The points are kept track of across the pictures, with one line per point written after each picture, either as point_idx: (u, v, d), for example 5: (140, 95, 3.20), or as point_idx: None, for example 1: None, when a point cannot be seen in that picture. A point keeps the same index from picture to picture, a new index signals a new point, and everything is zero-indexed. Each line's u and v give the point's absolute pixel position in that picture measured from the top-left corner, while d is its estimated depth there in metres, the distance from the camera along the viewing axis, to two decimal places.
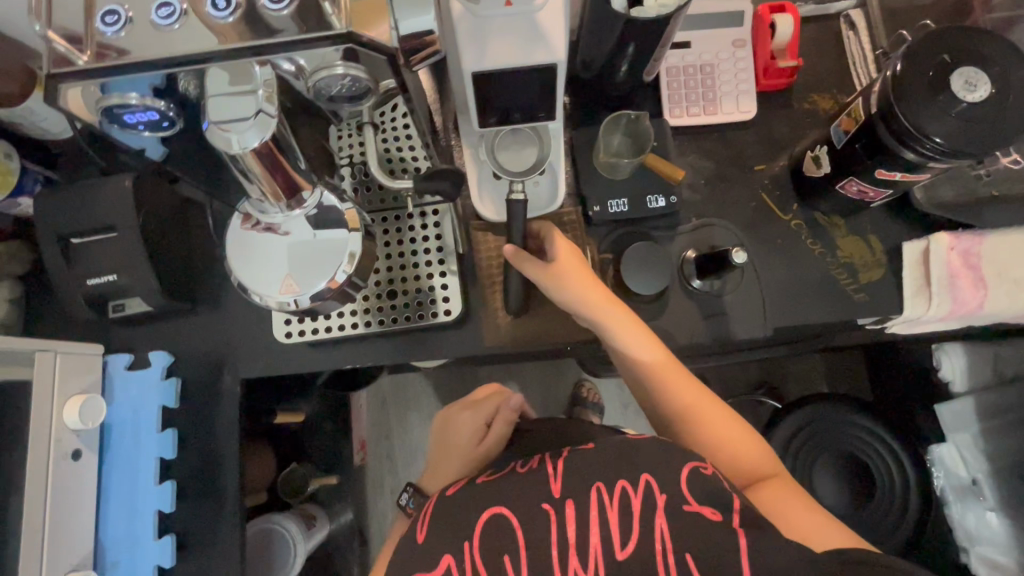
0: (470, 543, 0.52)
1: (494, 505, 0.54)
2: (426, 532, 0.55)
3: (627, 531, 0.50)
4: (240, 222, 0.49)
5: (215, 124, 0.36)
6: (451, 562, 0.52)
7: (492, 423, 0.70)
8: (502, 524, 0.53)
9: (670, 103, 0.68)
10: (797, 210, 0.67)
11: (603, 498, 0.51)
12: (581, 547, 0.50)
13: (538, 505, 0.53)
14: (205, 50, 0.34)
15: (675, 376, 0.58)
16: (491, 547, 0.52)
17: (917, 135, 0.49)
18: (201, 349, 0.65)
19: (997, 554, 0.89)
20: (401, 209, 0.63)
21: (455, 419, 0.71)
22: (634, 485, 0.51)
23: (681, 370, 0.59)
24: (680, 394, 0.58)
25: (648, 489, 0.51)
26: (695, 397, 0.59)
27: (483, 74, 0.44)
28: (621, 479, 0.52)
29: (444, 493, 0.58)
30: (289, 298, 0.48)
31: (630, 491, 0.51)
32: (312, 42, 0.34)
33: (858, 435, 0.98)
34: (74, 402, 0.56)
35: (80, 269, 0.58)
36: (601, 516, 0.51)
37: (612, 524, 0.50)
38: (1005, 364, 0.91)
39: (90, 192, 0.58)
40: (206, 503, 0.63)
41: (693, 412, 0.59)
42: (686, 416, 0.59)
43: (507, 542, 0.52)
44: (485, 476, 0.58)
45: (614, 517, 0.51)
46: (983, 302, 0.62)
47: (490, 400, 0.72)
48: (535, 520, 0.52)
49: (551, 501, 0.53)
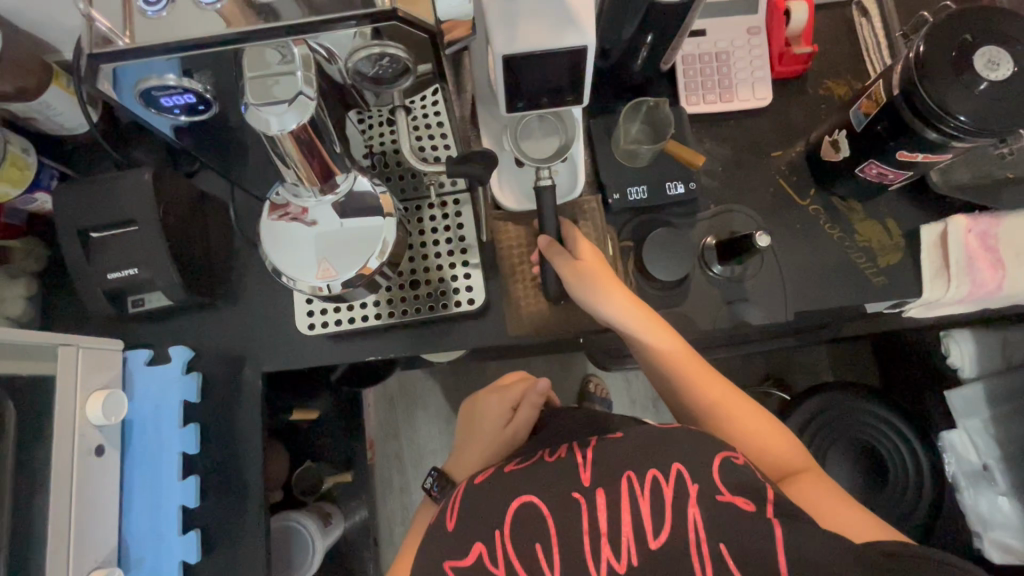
0: (500, 532, 0.52)
1: (523, 494, 0.53)
2: (455, 520, 0.55)
3: (660, 521, 0.49)
4: (268, 212, 0.49)
5: (254, 106, 0.36)
6: (483, 550, 0.52)
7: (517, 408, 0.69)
8: (532, 513, 0.52)
9: (687, 91, 0.68)
10: (814, 195, 0.67)
11: (635, 488, 0.51)
12: (613, 537, 0.50)
13: (567, 493, 0.52)
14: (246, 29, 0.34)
15: (697, 370, 0.59)
16: (523, 535, 0.51)
17: (942, 114, 0.49)
18: (222, 344, 0.65)
19: (1009, 538, 0.90)
20: (422, 200, 0.63)
21: (482, 402, 0.71)
22: (664, 473, 0.51)
23: (704, 366, 0.60)
24: (701, 388, 0.59)
25: (681, 479, 0.50)
26: (718, 391, 0.59)
27: (516, 57, 0.44)
28: (654, 469, 0.51)
29: (471, 482, 0.57)
30: (324, 282, 0.48)
31: (662, 481, 0.50)
32: (346, 20, 0.34)
33: (871, 423, 0.99)
34: (96, 397, 0.55)
35: (101, 264, 0.58)
36: (632, 506, 0.50)
37: (644, 514, 0.50)
38: (1015, 349, 0.91)
39: (110, 186, 0.57)
40: (230, 498, 0.63)
41: (718, 410, 0.59)
42: (713, 412, 0.59)
43: (539, 529, 0.51)
44: (513, 463, 0.57)
45: (645, 506, 0.50)
46: (1001, 285, 0.63)
47: (518, 384, 0.71)
48: (566, 509, 0.51)
49: (580, 490, 0.52)
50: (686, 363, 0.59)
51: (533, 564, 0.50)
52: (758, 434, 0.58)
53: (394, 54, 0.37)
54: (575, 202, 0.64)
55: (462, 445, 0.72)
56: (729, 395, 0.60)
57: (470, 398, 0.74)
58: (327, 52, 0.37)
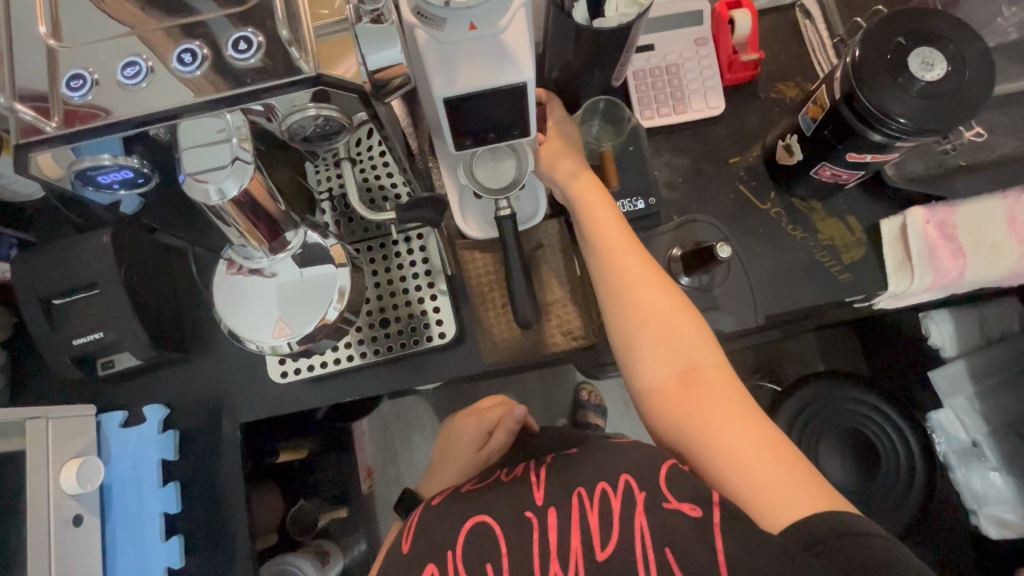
0: (453, 552, 0.53)
1: (478, 513, 0.55)
2: (409, 543, 0.56)
3: (608, 531, 0.50)
4: (224, 268, 0.49)
5: (192, 175, 0.37)
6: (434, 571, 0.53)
7: (492, 433, 0.72)
8: (487, 532, 0.53)
9: (640, 106, 0.69)
10: (775, 198, 0.68)
11: (585, 503, 0.51)
12: (562, 552, 0.50)
13: (519, 514, 0.53)
14: (173, 106, 0.34)
15: (657, 308, 0.53)
16: (474, 557, 0.52)
17: (884, 117, 0.50)
18: (197, 397, 0.64)
19: (1005, 512, 0.91)
20: (386, 237, 0.62)
21: (459, 424, 0.74)
22: (612, 485, 0.51)
23: (686, 317, 0.53)
24: (660, 335, 0.52)
25: (629, 488, 0.50)
26: (686, 343, 0.52)
27: (456, 98, 0.44)
28: (602, 482, 0.52)
29: (429, 503, 0.59)
30: (283, 341, 0.48)
31: (610, 494, 0.51)
32: (279, 88, 0.34)
33: (859, 411, 0.99)
34: (70, 466, 0.55)
35: (66, 331, 0.57)
36: (582, 520, 0.51)
37: (593, 526, 0.50)
38: (991, 324, 0.93)
39: (69, 251, 0.57)
40: (218, 553, 0.62)
41: (679, 357, 0.52)
42: (666, 372, 0.52)
43: (489, 547, 0.52)
44: (469, 485, 0.60)
45: (594, 520, 0.50)
46: (964, 270, 0.64)
47: (495, 409, 0.73)
48: (518, 525, 0.52)
49: (533, 509, 0.53)
50: (643, 299, 0.53)
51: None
52: (715, 400, 0.50)
53: (328, 115, 0.37)
54: (539, 226, 0.64)
55: (437, 468, 0.73)
56: (696, 340, 0.52)
57: (452, 422, 0.77)
58: (265, 107, 0.36)
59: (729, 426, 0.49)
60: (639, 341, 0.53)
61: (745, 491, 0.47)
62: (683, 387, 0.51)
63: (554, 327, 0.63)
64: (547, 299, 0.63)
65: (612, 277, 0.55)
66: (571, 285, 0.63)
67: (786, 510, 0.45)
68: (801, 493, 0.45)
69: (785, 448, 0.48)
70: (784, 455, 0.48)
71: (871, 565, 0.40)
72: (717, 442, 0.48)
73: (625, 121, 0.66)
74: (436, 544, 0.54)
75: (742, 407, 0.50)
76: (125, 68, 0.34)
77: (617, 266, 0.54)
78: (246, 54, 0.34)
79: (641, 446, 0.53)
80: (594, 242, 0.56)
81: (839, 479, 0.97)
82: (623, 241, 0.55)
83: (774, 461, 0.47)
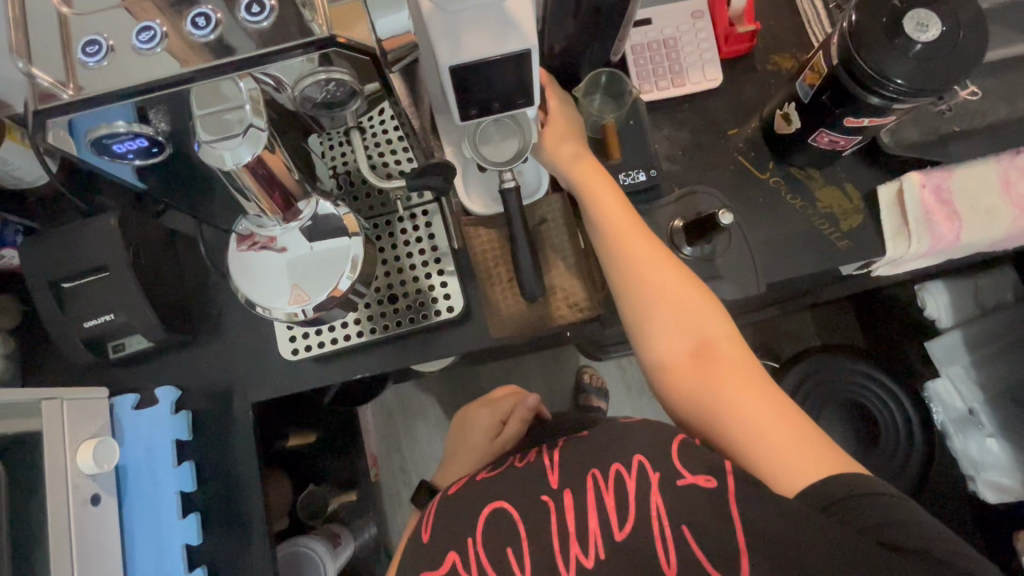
0: (472, 540, 0.53)
1: (495, 500, 0.55)
2: (429, 530, 0.57)
3: (625, 512, 0.50)
4: (235, 244, 0.50)
5: (206, 143, 0.37)
6: (456, 558, 0.53)
7: (506, 422, 0.73)
8: (504, 518, 0.54)
9: (639, 80, 0.69)
10: (773, 168, 0.69)
11: (598, 482, 0.52)
12: (580, 534, 0.50)
13: (536, 498, 0.54)
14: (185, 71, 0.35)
15: (667, 287, 0.54)
16: (493, 541, 0.53)
17: (881, 79, 0.51)
18: (208, 378, 0.65)
19: (1002, 477, 0.92)
20: (391, 214, 0.63)
21: (473, 416, 0.75)
22: (626, 466, 0.51)
23: (696, 292, 0.54)
24: (669, 310, 0.54)
25: (642, 468, 0.51)
26: (697, 317, 0.53)
27: (462, 67, 0.45)
28: (615, 463, 0.52)
29: (446, 492, 0.60)
30: (297, 308, 0.49)
31: (624, 475, 0.51)
32: (291, 51, 0.35)
33: (858, 382, 1.00)
34: (87, 446, 0.55)
35: (76, 314, 0.58)
36: (598, 501, 0.51)
37: (609, 507, 0.50)
38: (986, 296, 0.96)
39: (76, 235, 0.57)
40: (235, 533, 0.63)
41: (690, 330, 0.53)
42: (677, 347, 0.53)
43: (509, 535, 0.52)
44: (484, 472, 0.61)
45: (610, 500, 0.50)
46: (960, 234, 0.65)
47: (508, 399, 0.75)
48: (537, 514, 0.53)
49: (548, 492, 0.54)
50: (652, 278, 0.54)
51: (506, 570, 0.51)
52: (726, 370, 0.51)
53: (339, 79, 0.38)
54: (543, 200, 0.65)
55: (449, 459, 0.74)
56: (704, 313, 0.53)
57: (462, 415, 0.78)
58: (275, 78, 0.38)
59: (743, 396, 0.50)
60: (650, 317, 0.54)
61: (762, 459, 0.48)
62: (694, 359, 0.53)
63: (560, 300, 0.63)
64: (551, 273, 0.64)
65: (622, 257, 0.55)
66: (575, 259, 0.64)
67: (799, 475, 0.47)
68: (816, 458, 0.47)
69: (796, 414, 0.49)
70: (797, 421, 0.49)
71: (884, 521, 0.43)
72: (729, 412, 0.50)
73: (626, 94, 0.67)
74: (458, 526, 0.55)
75: (753, 377, 0.51)
76: (140, 32, 0.35)
77: (628, 247, 0.55)
78: (258, 18, 0.35)
79: (648, 424, 0.55)
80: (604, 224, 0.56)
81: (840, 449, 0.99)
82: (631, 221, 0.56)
83: (789, 428, 0.49)
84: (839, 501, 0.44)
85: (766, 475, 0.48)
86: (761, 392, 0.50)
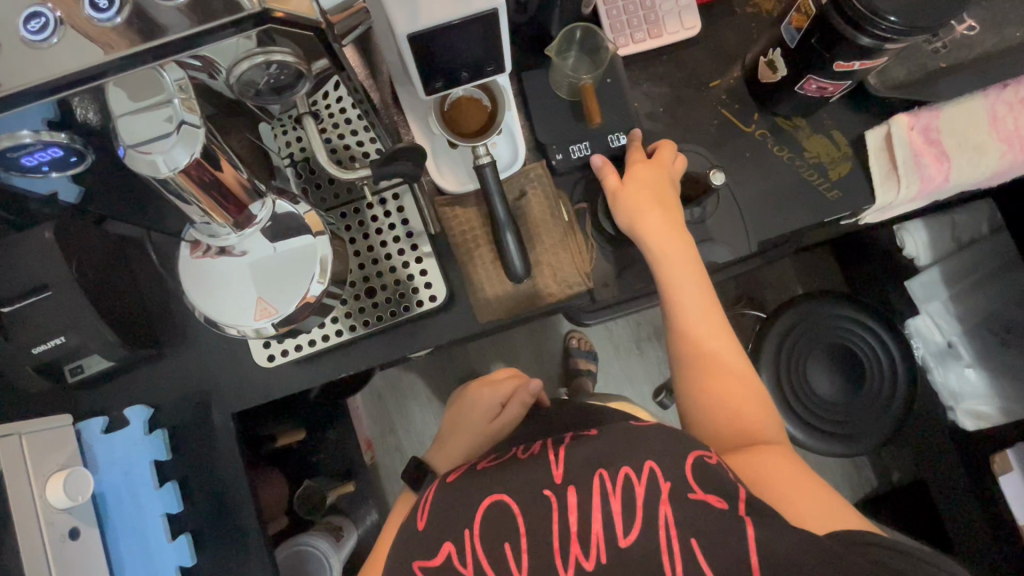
0: (471, 531, 0.51)
1: (496, 492, 0.53)
2: (426, 519, 0.54)
3: (631, 518, 0.49)
4: (189, 251, 0.46)
5: (133, 147, 0.33)
6: (452, 550, 0.51)
7: (506, 404, 0.69)
8: (509, 511, 0.52)
9: (613, 33, 0.64)
10: (758, 119, 0.65)
11: (606, 484, 0.50)
12: (583, 535, 0.49)
13: (541, 493, 0.52)
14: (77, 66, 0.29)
15: (708, 307, 0.58)
16: (491, 536, 0.51)
17: (873, 16, 0.48)
18: (180, 393, 0.61)
19: (980, 405, 0.93)
20: (360, 201, 0.58)
21: (470, 395, 0.69)
22: (636, 471, 0.50)
23: (723, 326, 0.58)
24: (694, 331, 0.58)
25: (653, 476, 0.49)
26: (727, 347, 0.58)
27: (423, 36, 0.41)
28: (625, 466, 0.51)
29: (444, 480, 0.58)
30: (267, 322, 0.44)
31: (633, 479, 0.50)
32: (222, 30, 0.30)
33: (844, 326, 1.01)
34: (56, 479, 0.51)
35: (20, 340, 0.52)
36: (603, 502, 0.50)
37: (615, 511, 0.49)
38: (961, 229, 0.96)
39: (4, 253, 0.51)
40: (226, 544, 0.60)
41: (720, 346, 0.58)
42: (701, 368, 0.57)
43: (509, 530, 0.51)
44: (485, 462, 0.58)
45: (616, 504, 0.49)
46: (948, 175, 0.63)
47: (509, 380, 0.69)
48: (541, 509, 0.51)
49: (552, 487, 0.52)
50: (683, 287, 0.57)
51: (506, 564, 0.50)
52: (743, 390, 0.57)
53: (281, 60, 0.35)
54: (520, 171, 0.61)
55: (444, 439, 0.70)
56: (725, 341, 0.58)
57: (461, 391, 0.73)
58: (204, 61, 0.33)
59: (752, 425, 0.56)
60: (700, 332, 0.58)
61: (773, 497, 0.50)
62: (710, 377, 0.57)
63: (548, 277, 0.60)
64: (536, 250, 0.60)
65: (667, 273, 0.57)
66: (560, 233, 0.60)
67: (825, 519, 0.48)
68: (825, 499, 0.50)
69: (807, 473, 0.52)
70: (806, 474, 0.52)
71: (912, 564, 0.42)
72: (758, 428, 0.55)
73: (603, 50, 0.63)
74: (454, 519, 0.53)
75: (760, 400, 0.57)
76: (28, 20, 0.29)
77: (670, 258, 0.57)
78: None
79: (664, 430, 0.53)
80: (649, 247, 0.57)
81: (828, 394, 1.00)
82: (673, 235, 0.57)
83: (804, 475, 0.52)
84: (870, 540, 0.44)
85: (794, 521, 0.47)
86: (766, 418, 0.56)
